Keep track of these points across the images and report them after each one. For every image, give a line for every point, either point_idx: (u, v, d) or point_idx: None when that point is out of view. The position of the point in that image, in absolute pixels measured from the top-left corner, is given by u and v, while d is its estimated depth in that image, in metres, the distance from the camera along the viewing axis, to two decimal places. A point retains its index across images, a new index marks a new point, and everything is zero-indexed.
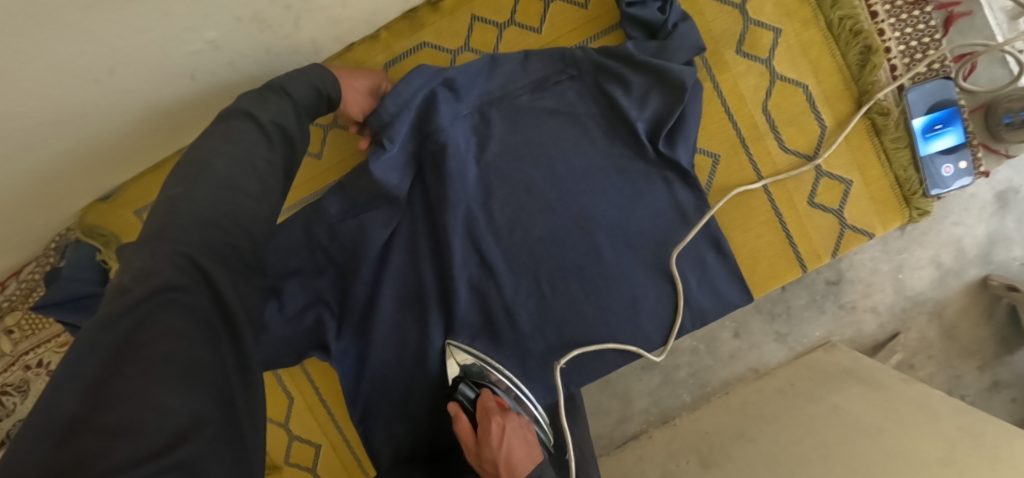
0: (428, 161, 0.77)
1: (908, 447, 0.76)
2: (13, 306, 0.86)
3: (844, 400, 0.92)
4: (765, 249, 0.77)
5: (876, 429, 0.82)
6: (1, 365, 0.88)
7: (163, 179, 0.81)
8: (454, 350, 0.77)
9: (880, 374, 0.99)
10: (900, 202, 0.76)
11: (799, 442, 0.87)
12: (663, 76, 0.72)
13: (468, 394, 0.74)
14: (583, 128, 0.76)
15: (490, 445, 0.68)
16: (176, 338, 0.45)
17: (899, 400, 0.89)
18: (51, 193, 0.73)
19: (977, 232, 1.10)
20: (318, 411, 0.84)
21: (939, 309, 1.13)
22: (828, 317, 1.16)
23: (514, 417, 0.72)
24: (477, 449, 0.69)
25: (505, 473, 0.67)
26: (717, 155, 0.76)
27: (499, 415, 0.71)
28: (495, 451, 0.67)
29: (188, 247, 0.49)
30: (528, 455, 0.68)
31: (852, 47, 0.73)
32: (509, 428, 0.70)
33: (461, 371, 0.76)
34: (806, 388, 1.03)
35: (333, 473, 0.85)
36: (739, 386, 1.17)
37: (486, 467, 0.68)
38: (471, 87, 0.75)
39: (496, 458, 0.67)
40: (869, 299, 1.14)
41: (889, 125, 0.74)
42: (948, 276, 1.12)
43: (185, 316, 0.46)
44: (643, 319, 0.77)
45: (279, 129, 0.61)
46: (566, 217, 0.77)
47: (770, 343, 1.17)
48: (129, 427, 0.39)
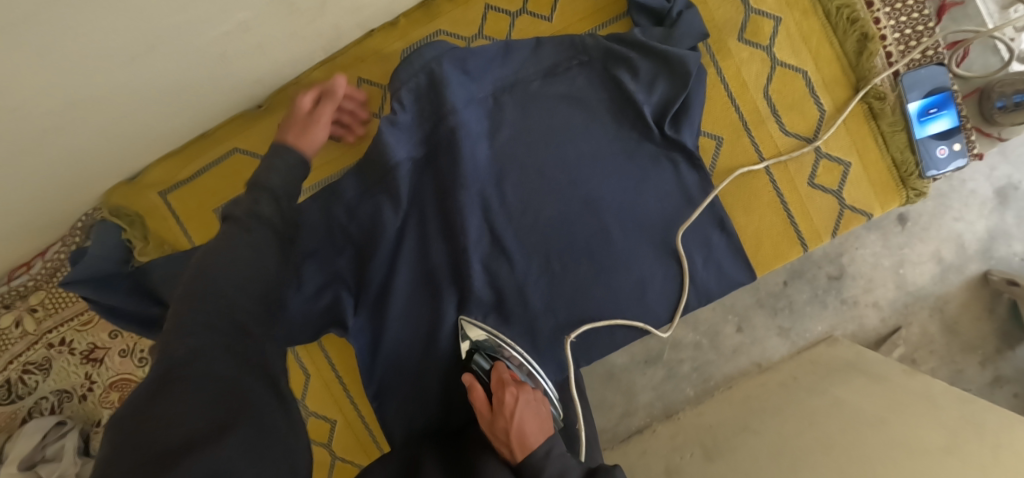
0: (441, 145, 0.78)
1: (911, 436, 0.78)
2: (38, 286, 0.89)
3: (845, 391, 0.94)
4: (768, 229, 0.79)
5: (879, 419, 0.84)
6: (26, 343, 0.91)
7: (189, 161, 0.83)
8: (467, 326, 0.79)
9: (882, 367, 1.01)
10: (897, 183, 0.79)
11: (802, 433, 0.89)
12: (669, 61, 0.75)
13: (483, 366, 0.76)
14: (592, 113, 0.79)
15: (503, 414, 0.69)
16: (204, 365, 0.48)
17: (900, 392, 0.91)
18: (78, 176, 0.75)
19: (978, 228, 1.14)
20: (334, 388, 0.86)
21: (940, 304, 1.16)
22: (830, 312, 1.19)
23: (529, 392, 0.73)
24: (489, 418, 0.70)
25: (517, 444, 0.67)
26: (720, 138, 0.79)
27: (513, 387, 0.72)
28: (508, 420, 0.68)
29: (207, 308, 0.53)
30: (540, 428, 0.69)
31: (850, 35, 0.77)
32: (523, 401, 0.71)
33: (472, 345, 0.78)
34: (808, 381, 1.04)
35: (348, 448, 0.87)
36: (742, 380, 1.19)
37: (497, 435, 0.69)
38: (485, 73, 0.78)
39: (508, 427, 0.68)
40: (871, 294, 1.18)
41: (886, 109, 0.77)
42: (950, 271, 1.16)
43: (213, 351, 0.50)
44: (650, 297, 0.80)
45: (256, 215, 0.62)
46: (576, 199, 0.79)
47: (773, 337, 1.19)
48: (156, 439, 0.41)
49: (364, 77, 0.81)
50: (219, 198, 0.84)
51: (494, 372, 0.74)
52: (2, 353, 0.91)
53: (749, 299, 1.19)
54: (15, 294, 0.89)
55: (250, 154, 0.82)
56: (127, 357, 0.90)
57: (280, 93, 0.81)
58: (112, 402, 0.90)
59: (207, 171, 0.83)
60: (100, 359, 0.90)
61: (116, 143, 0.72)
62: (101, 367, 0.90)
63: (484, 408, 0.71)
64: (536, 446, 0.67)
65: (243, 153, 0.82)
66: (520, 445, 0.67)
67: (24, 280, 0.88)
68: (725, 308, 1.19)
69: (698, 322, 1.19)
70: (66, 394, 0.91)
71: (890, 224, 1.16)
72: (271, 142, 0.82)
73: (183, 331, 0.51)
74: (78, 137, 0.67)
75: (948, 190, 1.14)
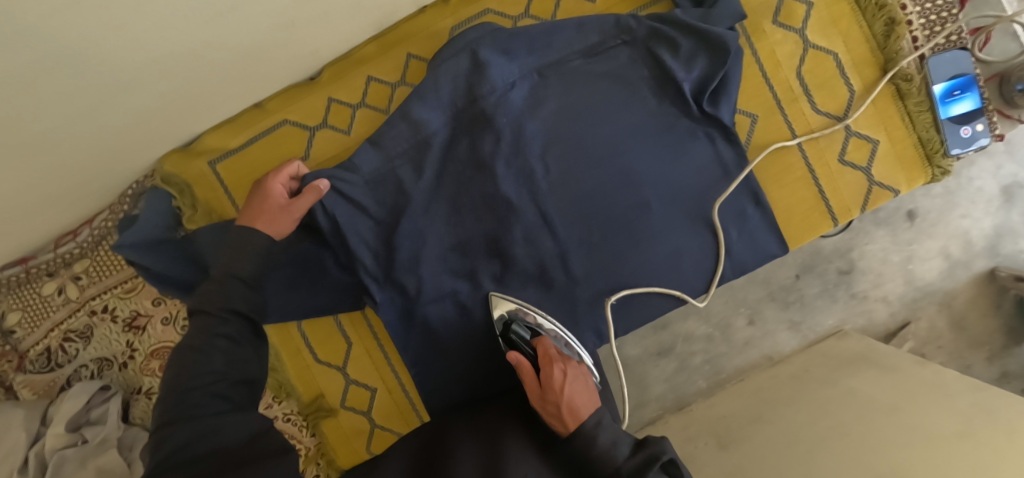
0: (490, 115, 0.80)
1: (924, 422, 0.82)
2: (83, 253, 0.91)
3: (858, 382, 0.97)
4: (800, 203, 0.83)
5: (893, 408, 0.87)
6: (68, 310, 0.92)
7: (240, 131, 0.85)
8: (496, 300, 0.83)
9: (893, 358, 1.04)
10: (923, 160, 0.82)
11: (816, 422, 0.91)
12: (709, 40, 0.79)
13: (527, 337, 0.76)
14: (634, 90, 0.82)
15: (551, 387, 0.69)
16: (188, 426, 0.57)
17: (912, 382, 0.94)
18: (134, 142, 0.78)
19: (984, 224, 1.18)
20: (375, 355, 0.89)
21: (947, 299, 1.21)
22: (840, 306, 1.22)
23: (575, 368, 0.72)
24: (538, 392, 0.70)
25: (568, 417, 0.66)
26: (755, 115, 0.82)
27: (560, 363, 0.72)
28: (558, 395, 0.68)
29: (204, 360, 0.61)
30: (590, 402, 0.68)
31: (878, 19, 0.81)
32: (570, 376, 0.70)
33: (507, 316, 0.81)
34: (820, 373, 1.07)
35: (387, 415, 0.90)
36: (753, 372, 1.22)
37: (548, 409, 0.68)
38: (530, 53, 0.81)
39: (558, 400, 0.67)
40: (880, 289, 1.21)
41: (913, 89, 0.81)
42: (957, 267, 1.20)
43: (197, 409, 0.58)
44: (685, 268, 0.83)
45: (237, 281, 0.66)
46: (616, 172, 0.82)
47: (784, 331, 1.22)
48: None
49: (413, 53, 0.84)
50: (268, 168, 0.86)
51: (538, 346, 0.75)
52: (43, 321, 0.92)
53: (761, 293, 1.21)
54: (59, 262, 0.91)
55: (300, 126, 0.85)
56: (170, 325, 0.91)
57: (333, 67, 0.84)
58: (153, 370, 0.91)
59: (257, 142, 0.85)
60: (143, 327, 0.91)
61: (172, 110, 0.75)
62: (143, 335, 0.91)
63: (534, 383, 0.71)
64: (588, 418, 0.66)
65: (293, 124, 0.85)
66: (572, 418, 0.66)
67: (70, 248, 0.90)
68: (738, 302, 1.21)
69: (710, 314, 1.21)
70: (105, 361, 0.92)
71: (898, 219, 1.19)
72: (323, 115, 0.85)
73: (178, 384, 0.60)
74: (134, 104, 0.69)
75: (956, 188, 1.18)
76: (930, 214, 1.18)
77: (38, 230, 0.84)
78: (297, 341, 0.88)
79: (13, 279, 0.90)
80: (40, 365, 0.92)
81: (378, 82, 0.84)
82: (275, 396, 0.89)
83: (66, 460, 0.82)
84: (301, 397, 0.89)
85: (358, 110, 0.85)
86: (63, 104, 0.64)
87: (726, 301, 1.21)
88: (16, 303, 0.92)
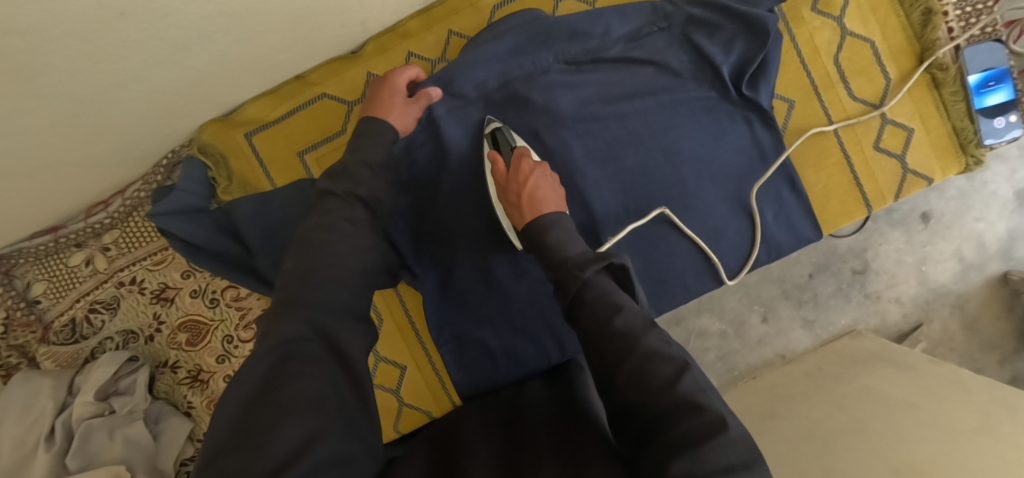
0: (530, 92, 0.82)
1: (943, 418, 0.81)
2: (114, 224, 0.90)
3: (873, 380, 0.97)
4: (835, 188, 0.84)
5: (910, 404, 0.86)
6: (94, 282, 0.91)
7: (280, 104, 0.85)
8: (490, 120, 0.82)
9: (907, 356, 1.04)
10: (957, 149, 0.84)
11: (832, 418, 0.91)
12: (749, 23, 0.79)
13: (510, 144, 0.79)
14: (672, 73, 0.82)
15: (518, 180, 0.75)
16: (300, 374, 0.52)
17: (928, 378, 0.94)
18: (174, 110, 0.78)
19: (998, 227, 1.19)
20: (406, 332, 0.89)
21: (960, 302, 1.21)
22: (853, 306, 1.22)
23: (546, 170, 0.77)
24: (505, 182, 0.76)
25: (526, 205, 0.73)
26: (792, 100, 0.83)
27: (533, 162, 0.77)
28: (522, 185, 0.74)
29: (311, 296, 0.59)
30: (552, 199, 0.74)
31: (916, 9, 0.82)
32: (538, 175, 0.75)
33: (496, 127, 0.81)
34: (834, 371, 1.07)
35: (418, 393, 0.90)
36: (766, 370, 1.21)
37: (511, 198, 0.75)
38: (571, 34, 0.81)
39: (521, 191, 0.74)
40: (893, 290, 1.21)
41: (949, 79, 0.82)
42: (970, 270, 1.21)
43: (304, 361, 0.53)
44: (722, 248, 0.84)
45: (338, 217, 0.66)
46: (655, 151, 0.82)
47: (797, 329, 1.22)
48: (261, 436, 0.47)
49: (455, 31, 0.85)
50: (307, 140, 0.87)
51: (516, 149, 0.78)
52: (70, 291, 0.91)
53: (775, 290, 1.21)
54: (89, 232, 0.90)
55: (339, 100, 0.86)
56: (199, 298, 0.91)
57: (376, 41, 0.85)
58: (180, 343, 0.91)
59: (297, 114, 0.86)
60: (171, 299, 0.91)
61: (218, 76, 0.76)
62: (171, 307, 0.91)
63: (503, 173, 0.76)
64: (547, 212, 0.72)
65: (332, 98, 0.85)
66: (532, 209, 0.73)
67: (102, 217, 0.89)
68: (752, 299, 1.21)
69: (723, 310, 1.21)
70: (131, 334, 0.91)
71: (913, 220, 1.20)
72: (362, 89, 0.85)
73: (279, 327, 0.56)
74: (177, 69, 0.70)
75: (971, 191, 1.19)
76: (945, 216, 1.19)
77: (71, 196, 0.84)
78: None
79: (41, 248, 0.89)
80: (64, 336, 0.91)
81: (419, 59, 0.85)
82: None
83: (93, 429, 0.83)
84: None
85: None
86: (109, 66, 0.65)
87: (740, 298, 1.21)
88: (41, 273, 0.90)
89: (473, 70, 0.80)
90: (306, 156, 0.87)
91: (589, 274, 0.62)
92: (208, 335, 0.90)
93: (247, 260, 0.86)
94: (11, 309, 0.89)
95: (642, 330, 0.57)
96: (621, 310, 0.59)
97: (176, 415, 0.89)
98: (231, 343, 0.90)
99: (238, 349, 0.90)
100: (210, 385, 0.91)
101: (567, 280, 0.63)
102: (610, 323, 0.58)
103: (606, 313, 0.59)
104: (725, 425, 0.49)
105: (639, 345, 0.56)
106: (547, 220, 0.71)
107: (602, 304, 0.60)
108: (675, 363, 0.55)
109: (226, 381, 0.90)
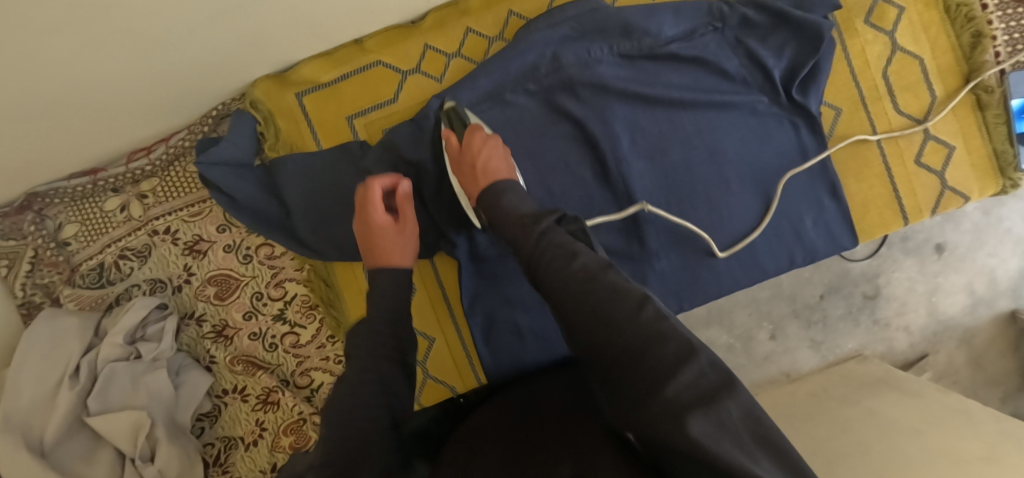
0: (582, 77, 0.82)
1: (948, 446, 0.81)
2: (153, 172, 0.90)
3: (879, 404, 0.97)
4: (876, 199, 0.85)
5: (915, 430, 0.87)
6: (127, 228, 0.91)
7: (335, 67, 0.86)
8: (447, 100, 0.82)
9: (914, 383, 1.04)
10: (996, 171, 0.86)
11: (836, 438, 0.90)
12: (803, 29, 0.80)
13: (465, 122, 0.79)
14: (723, 75, 0.83)
15: (470, 151, 0.74)
16: None
17: (934, 406, 0.94)
18: (229, 62, 0.79)
19: (1010, 264, 1.20)
20: (438, 307, 0.89)
21: (968, 337, 1.22)
22: (862, 331, 1.22)
23: (498, 143, 0.76)
24: (458, 156, 0.76)
25: (481, 175, 0.73)
26: (839, 109, 0.85)
27: (484, 133, 0.76)
28: (474, 156, 0.74)
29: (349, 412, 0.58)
30: (504, 168, 0.74)
31: (965, 31, 0.84)
32: (491, 146, 0.75)
33: (452, 105, 0.81)
34: (840, 393, 1.07)
35: (443, 368, 0.88)
36: (770, 388, 1.20)
37: (465, 171, 0.75)
38: (627, 29, 0.81)
39: (474, 162, 0.74)
40: (902, 318, 1.21)
41: (993, 102, 0.84)
42: (980, 304, 1.22)
43: None
44: (760, 250, 0.85)
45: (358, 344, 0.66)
46: (700, 148, 0.83)
47: (804, 349, 1.21)
48: None
49: (514, 11, 0.87)
50: (355, 105, 0.87)
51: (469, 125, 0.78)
52: (101, 236, 0.91)
53: (785, 308, 1.20)
54: (128, 178, 0.89)
55: (393, 69, 0.86)
56: (231, 253, 0.90)
57: (435, 14, 0.86)
58: (208, 296, 0.90)
59: (349, 79, 0.86)
60: (204, 251, 0.90)
61: (277, 32, 0.77)
62: (202, 260, 0.90)
63: (456, 150, 0.77)
64: (499, 180, 0.72)
65: (386, 67, 0.86)
66: (485, 179, 0.73)
67: (143, 164, 0.89)
68: (762, 315, 1.20)
69: (733, 324, 1.20)
70: (158, 284, 0.91)
71: (927, 251, 1.20)
72: (416, 59, 0.86)
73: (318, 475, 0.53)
74: (243, 19, 0.71)
75: (985, 226, 1.19)
76: (959, 249, 1.20)
77: (112, 139, 0.84)
78: (361, 281, 0.89)
79: (77, 189, 0.88)
80: (91, 280, 0.91)
81: (476, 35, 0.86)
82: (332, 335, 0.90)
83: (117, 372, 0.82)
84: None
85: (453, 59, 0.86)
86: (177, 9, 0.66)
87: (751, 313, 1.20)
88: (74, 215, 0.90)
89: (526, 50, 0.81)
90: (354, 121, 0.87)
91: (544, 226, 0.62)
92: (237, 291, 0.90)
93: (286, 221, 0.86)
94: (39, 248, 0.89)
95: (601, 270, 0.56)
96: (579, 255, 0.57)
97: (197, 368, 0.89)
98: (261, 300, 0.90)
99: (267, 307, 0.90)
100: (234, 341, 0.90)
101: (520, 234, 0.63)
102: (571, 267, 0.56)
103: (565, 259, 0.57)
104: (692, 351, 0.47)
105: (601, 281, 0.54)
106: (500, 186, 0.71)
107: (558, 251, 0.59)
108: (635, 295, 0.53)
109: (251, 339, 0.90)
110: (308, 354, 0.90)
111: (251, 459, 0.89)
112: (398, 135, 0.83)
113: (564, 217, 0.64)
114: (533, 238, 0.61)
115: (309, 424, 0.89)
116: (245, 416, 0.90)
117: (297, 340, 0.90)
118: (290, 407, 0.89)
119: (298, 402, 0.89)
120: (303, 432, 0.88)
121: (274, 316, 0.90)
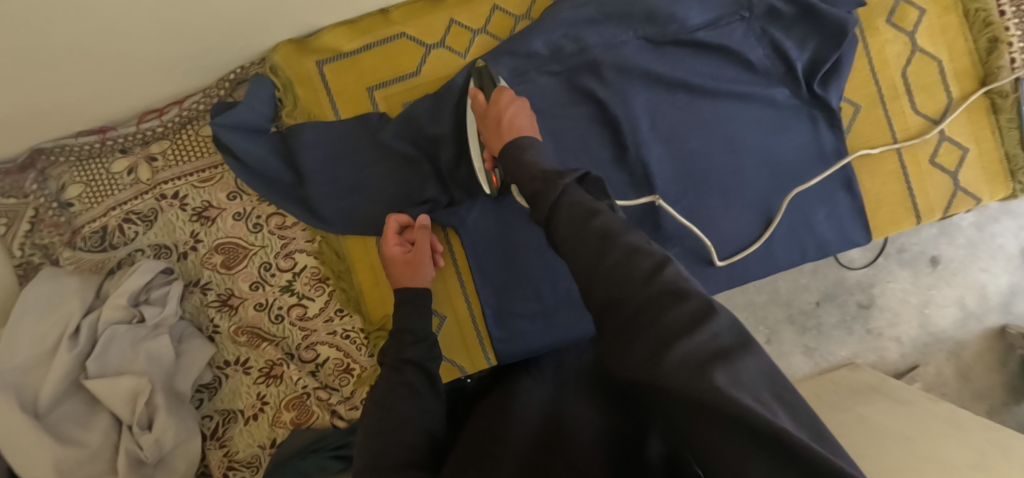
0: (607, 59, 0.82)
1: (940, 453, 0.80)
2: (164, 134, 0.88)
3: (870, 411, 0.96)
4: (888, 197, 0.87)
5: (907, 437, 0.86)
6: (132, 192, 0.88)
7: (358, 36, 0.85)
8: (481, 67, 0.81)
9: (904, 391, 1.03)
10: (1007, 175, 0.87)
11: None
12: (827, 25, 0.81)
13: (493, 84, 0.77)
14: (747, 66, 0.84)
15: (498, 106, 0.72)
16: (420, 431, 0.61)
17: (926, 415, 0.92)
18: (249, 22, 0.77)
19: (1001, 280, 1.20)
20: (451, 284, 0.87)
21: (957, 349, 1.21)
22: (855, 339, 1.22)
23: (525, 103, 0.74)
24: (484, 111, 0.74)
25: (506, 126, 0.70)
26: (858, 106, 0.86)
27: (512, 94, 0.74)
28: (501, 111, 0.72)
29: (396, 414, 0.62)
30: (529, 124, 0.71)
31: (983, 35, 0.86)
32: (517, 106, 0.73)
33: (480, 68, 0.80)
34: (831, 398, 1.06)
35: (452, 347, 0.87)
36: None
37: (489, 124, 0.73)
38: (653, 14, 0.81)
39: (500, 116, 0.71)
40: (895, 329, 1.21)
41: (1007, 106, 0.86)
42: (970, 319, 1.21)
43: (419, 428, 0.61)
44: (778, 241, 0.85)
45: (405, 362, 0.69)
46: (719, 136, 0.84)
47: (798, 355, 1.21)
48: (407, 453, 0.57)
49: None
50: (377, 76, 0.86)
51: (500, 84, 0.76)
52: (106, 198, 0.87)
53: (781, 314, 1.21)
54: (137, 139, 0.87)
55: (417, 42, 0.86)
56: (241, 221, 0.88)
57: None
58: (214, 264, 0.88)
59: (370, 49, 0.85)
60: (212, 219, 0.88)
61: None
62: (210, 227, 0.88)
63: (483, 106, 0.75)
64: (525, 136, 0.69)
65: (410, 39, 0.85)
66: (509, 134, 0.69)
67: (153, 126, 0.87)
68: (758, 319, 1.20)
69: None
70: (163, 251, 0.88)
71: (920, 263, 1.21)
72: (439, 33, 0.86)
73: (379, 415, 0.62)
74: None
75: (978, 241, 1.21)
76: (953, 261, 1.21)
77: (123, 99, 0.83)
78: (371, 257, 0.88)
79: (84, 148, 0.86)
80: (93, 243, 0.87)
81: (502, 13, 0.87)
82: (341, 309, 0.89)
83: (117, 337, 0.80)
84: (367, 315, 0.88)
85: (478, 35, 0.86)
86: None
87: (746, 317, 1.20)
88: (79, 176, 0.87)
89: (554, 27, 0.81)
90: (375, 92, 0.86)
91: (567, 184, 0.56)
92: (245, 260, 0.88)
93: (298, 190, 0.85)
94: (41, 208, 0.85)
95: (621, 229, 0.52)
96: (597, 214, 0.53)
97: (199, 337, 0.87)
98: (269, 270, 0.88)
99: (274, 278, 0.88)
100: (239, 311, 0.88)
101: (541, 192, 0.58)
102: (589, 225, 0.52)
103: (582, 218, 0.53)
104: (711, 311, 0.43)
105: (619, 241, 0.50)
106: (523, 141, 0.68)
107: (577, 211, 0.54)
108: (654, 257, 0.48)
109: (257, 310, 0.88)
110: (315, 328, 0.89)
111: (250, 434, 0.86)
112: (420, 108, 0.82)
113: (585, 177, 0.59)
114: (553, 195, 0.56)
115: (313, 400, 0.87)
116: (246, 389, 0.87)
117: (304, 312, 0.88)
118: (294, 381, 0.87)
119: (303, 376, 0.87)
120: (306, 407, 0.87)
121: (282, 288, 0.88)
